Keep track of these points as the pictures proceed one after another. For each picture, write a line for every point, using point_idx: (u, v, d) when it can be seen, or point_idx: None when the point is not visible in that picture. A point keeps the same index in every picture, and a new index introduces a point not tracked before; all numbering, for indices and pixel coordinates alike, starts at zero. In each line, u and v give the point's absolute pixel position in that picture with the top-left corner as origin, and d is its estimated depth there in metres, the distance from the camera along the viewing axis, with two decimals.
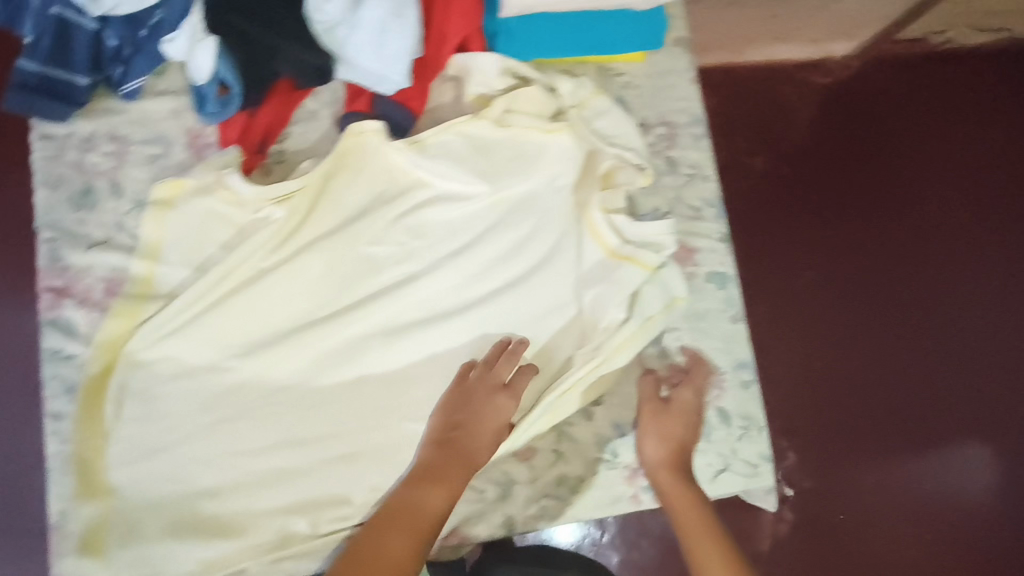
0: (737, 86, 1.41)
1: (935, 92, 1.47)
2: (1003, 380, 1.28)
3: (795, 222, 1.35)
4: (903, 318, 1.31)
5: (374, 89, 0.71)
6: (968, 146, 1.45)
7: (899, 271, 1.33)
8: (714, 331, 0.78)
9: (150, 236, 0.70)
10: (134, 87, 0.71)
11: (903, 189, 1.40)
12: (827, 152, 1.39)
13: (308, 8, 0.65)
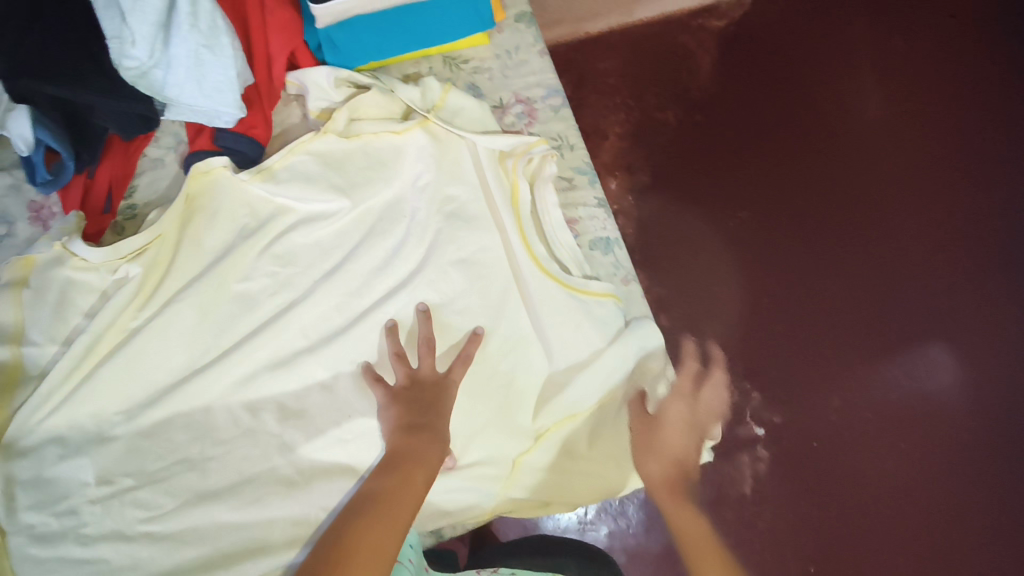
0: (634, 45, 1.40)
1: (830, 12, 1.48)
2: (949, 275, 1.29)
3: (718, 165, 1.34)
4: (840, 237, 1.31)
5: (212, 122, 0.70)
6: (874, 55, 1.45)
7: (827, 192, 1.34)
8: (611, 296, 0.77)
9: (6, 320, 0.66)
10: None
11: (817, 114, 1.40)
12: (735, 91, 1.39)
13: (115, 58, 0.62)
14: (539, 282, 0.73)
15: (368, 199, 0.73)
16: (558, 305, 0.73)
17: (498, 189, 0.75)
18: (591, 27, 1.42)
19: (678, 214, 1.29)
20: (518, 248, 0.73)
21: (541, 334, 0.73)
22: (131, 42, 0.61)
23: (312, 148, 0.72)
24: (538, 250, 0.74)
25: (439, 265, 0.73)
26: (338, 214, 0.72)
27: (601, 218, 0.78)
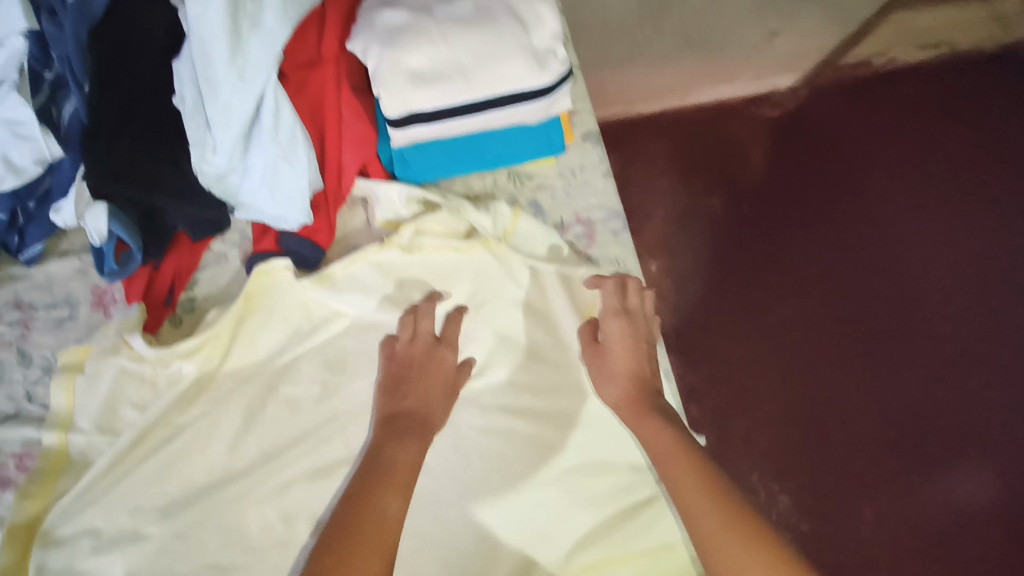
0: (686, 129, 1.36)
1: (886, 112, 1.44)
2: (990, 394, 1.24)
3: (762, 262, 1.30)
4: (882, 348, 1.26)
5: (277, 225, 0.70)
6: (927, 161, 1.42)
7: (871, 300, 1.29)
8: None
9: (60, 404, 0.68)
10: (34, 251, 0.69)
11: (865, 218, 1.36)
12: (785, 187, 1.34)
13: (195, 163, 0.64)
14: (605, 418, 0.74)
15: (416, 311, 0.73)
16: (621, 440, 0.73)
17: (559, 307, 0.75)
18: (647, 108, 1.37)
19: (719, 304, 1.24)
20: (590, 383, 0.74)
21: (580, 462, 0.73)
22: (213, 149, 0.63)
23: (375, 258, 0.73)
24: (613, 388, 0.74)
25: (488, 383, 0.73)
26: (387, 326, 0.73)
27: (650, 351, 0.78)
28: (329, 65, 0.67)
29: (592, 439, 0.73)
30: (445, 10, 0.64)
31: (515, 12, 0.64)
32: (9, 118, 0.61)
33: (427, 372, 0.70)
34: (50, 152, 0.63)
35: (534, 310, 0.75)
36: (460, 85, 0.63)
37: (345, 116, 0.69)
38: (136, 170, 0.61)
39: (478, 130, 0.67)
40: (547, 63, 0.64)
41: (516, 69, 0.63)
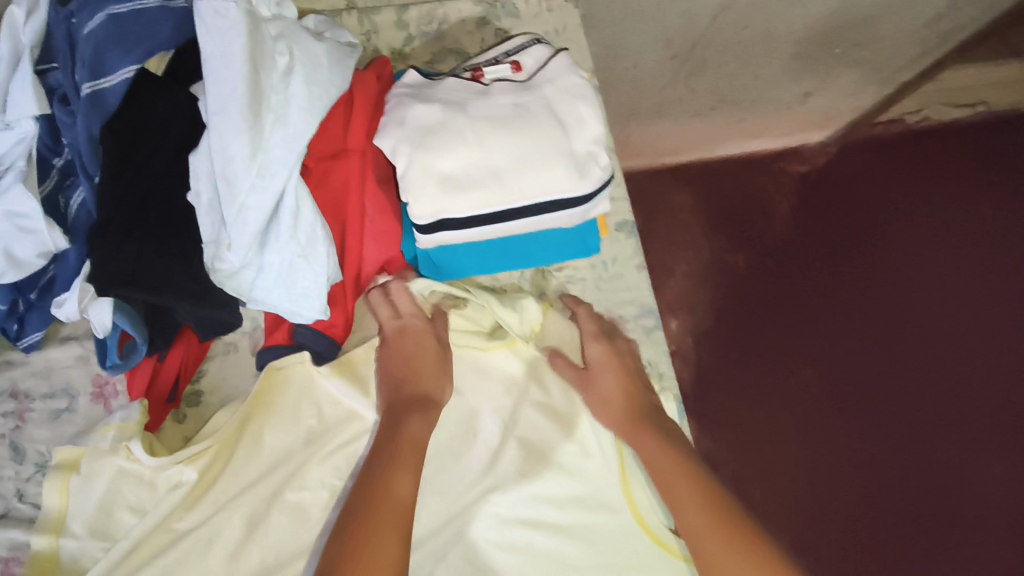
0: (712, 180, 1.52)
1: (919, 169, 1.61)
2: (970, 407, 1.45)
3: (795, 303, 1.49)
4: (912, 373, 1.47)
5: (291, 319, 0.66)
6: (913, 203, 1.60)
7: (895, 339, 1.49)
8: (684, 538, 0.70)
9: (52, 506, 0.63)
10: (34, 339, 0.65)
11: (888, 265, 1.55)
12: (810, 240, 1.53)
13: (208, 261, 0.60)
14: (638, 539, 0.68)
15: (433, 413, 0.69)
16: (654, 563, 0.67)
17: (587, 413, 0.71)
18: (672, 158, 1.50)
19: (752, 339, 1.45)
20: (618, 497, 0.69)
21: None
22: (228, 247, 0.59)
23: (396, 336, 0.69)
24: (641, 502, 0.69)
25: (509, 494, 0.68)
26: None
27: None
28: (355, 155, 0.64)
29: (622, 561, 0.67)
30: (480, 109, 0.61)
31: (555, 114, 0.62)
32: (13, 210, 0.58)
33: (411, 345, 0.66)
34: (53, 245, 0.59)
35: (559, 415, 0.71)
36: (493, 190, 0.59)
37: (369, 208, 0.65)
38: (144, 271, 0.57)
39: (510, 233, 0.63)
40: (585, 168, 0.61)
41: (554, 174, 0.59)
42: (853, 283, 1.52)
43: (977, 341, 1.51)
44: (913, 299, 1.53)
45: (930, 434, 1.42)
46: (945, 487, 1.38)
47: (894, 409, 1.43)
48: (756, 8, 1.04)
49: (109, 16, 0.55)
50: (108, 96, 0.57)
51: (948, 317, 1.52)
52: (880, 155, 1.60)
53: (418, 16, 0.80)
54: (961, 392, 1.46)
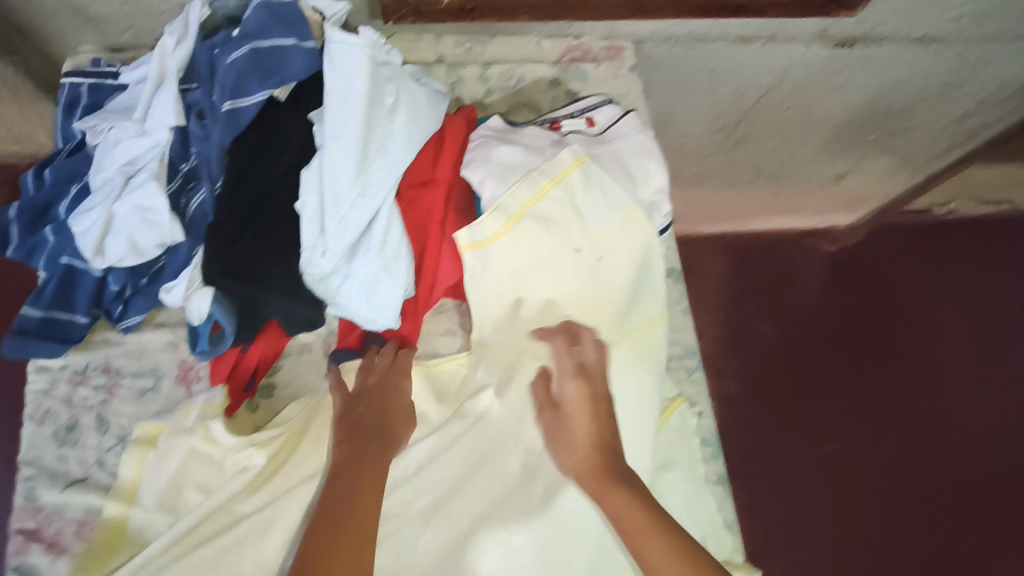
0: (744, 253, 1.65)
1: (942, 250, 1.72)
2: (981, 465, 1.53)
3: (818, 363, 1.58)
4: (925, 438, 1.55)
5: (364, 326, 0.72)
6: (933, 276, 1.69)
7: (909, 406, 1.57)
8: (720, 548, 0.73)
9: (130, 475, 0.68)
10: (133, 322, 0.72)
11: (907, 336, 1.64)
12: (834, 310, 1.63)
13: (303, 263, 0.67)
14: None
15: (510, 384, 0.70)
16: None
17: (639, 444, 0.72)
18: (708, 227, 1.65)
19: (777, 400, 1.53)
20: None
21: None
22: (321, 253, 0.66)
23: (477, 302, 0.69)
24: None
25: None
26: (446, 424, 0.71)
27: (712, 508, 0.74)
28: (440, 186, 0.71)
29: None
30: (559, 154, 0.67)
31: (625, 166, 0.69)
32: (141, 204, 0.66)
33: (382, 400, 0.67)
34: (170, 238, 0.66)
35: None
36: (574, 224, 0.66)
37: (447, 232, 0.72)
38: (249, 267, 0.65)
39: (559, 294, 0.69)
40: (649, 215, 0.68)
41: (623, 216, 0.67)
42: (884, 360, 1.61)
43: (993, 422, 1.58)
44: (938, 379, 1.61)
45: (951, 508, 1.48)
46: (968, 561, 1.43)
47: (916, 481, 1.50)
48: (798, 94, 1.14)
49: (252, 49, 0.65)
50: (243, 114, 0.64)
51: (971, 369, 1.63)
52: (907, 243, 1.71)
53: (499, 73, 0.90)
54: (982, 471, 1.53)
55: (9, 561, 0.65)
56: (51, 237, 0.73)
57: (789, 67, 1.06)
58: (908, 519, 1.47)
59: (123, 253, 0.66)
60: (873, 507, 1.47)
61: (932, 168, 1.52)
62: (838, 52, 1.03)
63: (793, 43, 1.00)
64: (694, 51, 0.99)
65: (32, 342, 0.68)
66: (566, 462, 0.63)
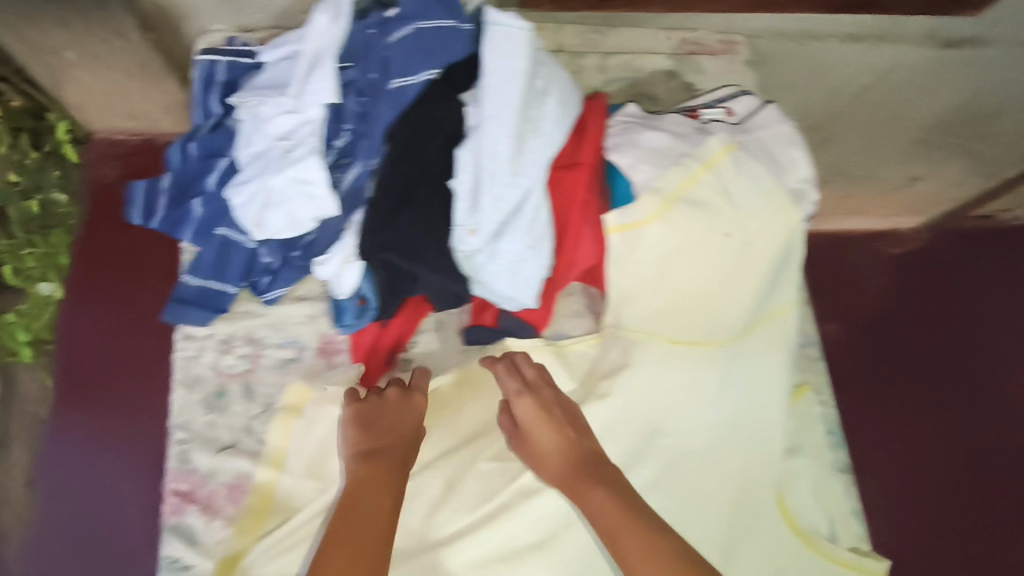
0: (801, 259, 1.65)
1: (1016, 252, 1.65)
2: None
3: (885, 367, 1.53)
4: (1003, 445, 1.48)
5: (502, 305, 0.74)
6: (1006, 277, 1.63)
7: (985, 411, 1.50)
8: (845, 533, 0.75)
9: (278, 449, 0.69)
10: (276, 294, 0.74)
11: (982, 339, 1.57)
12: (902, 313, 1.57)
13: (453, 241, 0.68)
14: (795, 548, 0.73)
15: (645, 363, 0.72)
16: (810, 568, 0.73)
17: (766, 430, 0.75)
18: None
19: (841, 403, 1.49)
20: (774, 512, 0.74)
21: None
22: (471, 231, 0.67)
23: (619, 284, 0.74)
24: (793, 509, 0.75)
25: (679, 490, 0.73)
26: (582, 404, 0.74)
27: (837, 493, 0.76)
28: (584, 168, 0.72)
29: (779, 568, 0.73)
30: (706, 140, 0.70)
31: (769, 155, 0.70)
32: (301, 177, 0.67)
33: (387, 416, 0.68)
34: (325, 211, 0.67)
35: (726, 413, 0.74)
36: (726, 207, 0.67)
37: (588, 214, 0.73)
38: (404, 242, 0.67)
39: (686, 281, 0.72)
40: (795, 202, 0.69)
41: (770, 201, 0.68)
42: (983, 358, 1.56)
43: None
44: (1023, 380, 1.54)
45: None
46: None
47: (999, 488, 1.43)
48: (893, 95, 1.15)
49: (415, 29, 0.67)
50: (409, 91, 0.67)
51: None
52: (977, 244, 1.66)
53: (619, 65, 0.92)
54: None
55: (166, 521, 0.68)
56: (200, 209, 0.76)
57: (892, 67, 1.07)
58: (993, 530, 1.38)
59: (284, 225, 0.68)
60: (977, 509, 1.40)
61: (1008, 173, 1.52)
62: (946, 53, 1.04)
63: (902, 43, 1.02)
64: (803, 48, 1.01)
65: (188, 310, 0.72)
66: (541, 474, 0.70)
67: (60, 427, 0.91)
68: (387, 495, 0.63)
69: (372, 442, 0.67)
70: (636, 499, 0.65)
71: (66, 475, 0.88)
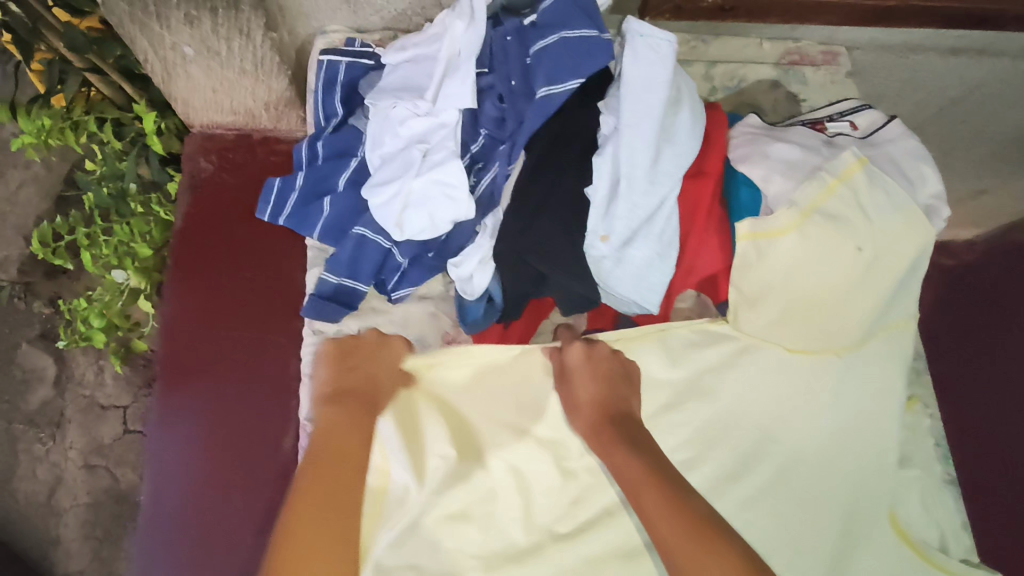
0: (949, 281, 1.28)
1: None
2: None
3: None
4: None
5: (622, 308, 0.77)
6: None
7: None
8: (956, 546, 0.76)
9: (395, 431, 0.70)
10: (404, 293, 0.77)
11: None
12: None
13: (585, 246, 0.70)
14: (911, 559, 0.74)
15: (756, 363, 0.76)
16: None
17: (880, 440, 0.76)
18: None
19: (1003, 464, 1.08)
20: (888, 522, 0.75)
21: None
22: (603, 237, 0.70)
23: (745, 288, 0.72)
24: (904, 520, 0.76)
25: (792, 498, 0.75)
26: (701, 412, 0.76)
27: (948, 505, 0.77)
28: (711, 177, 0.73)
29: None
30: (840, 154, 0.71)
31: (901, 169, 0.72)
32: (443, 180, 0.69)
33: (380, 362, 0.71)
34: (464, 214, 0.70)
35: (840, 422, 0.76)
36: (861, 221, 0.68)
37: (710, 221, 0.74)
38: (545, 246, 0.69)
39: (816, 290, 0.71)
40: (928, 218, 0.70)
41: (906, 217, 0.69)
42: None
43: None
44: None
45: None
46: None
47: None
48: (986, 109, 1.14)
49: (561, 38, 0.67)
50: (554, 100, 0.68)
51: None
52: None
53: (723, 73, 0.93)
54: None
55: None
56: (329, 209, 0.78)
57: (982, 82, 1.07)
58: None
59: (424, 226, 0.71)
60: None
61: None
62: None
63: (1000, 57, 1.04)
64: (901, 61, 1.03)
65: (324, 306, 0.75)
66: (575, 423, 0.70)
67: (181, 413, 0.88)
68: (355, 434, 0.64)
69: (353, 392, 0.67)
70: (665, 464, 0.64)
71: (183, 452, 0.87)
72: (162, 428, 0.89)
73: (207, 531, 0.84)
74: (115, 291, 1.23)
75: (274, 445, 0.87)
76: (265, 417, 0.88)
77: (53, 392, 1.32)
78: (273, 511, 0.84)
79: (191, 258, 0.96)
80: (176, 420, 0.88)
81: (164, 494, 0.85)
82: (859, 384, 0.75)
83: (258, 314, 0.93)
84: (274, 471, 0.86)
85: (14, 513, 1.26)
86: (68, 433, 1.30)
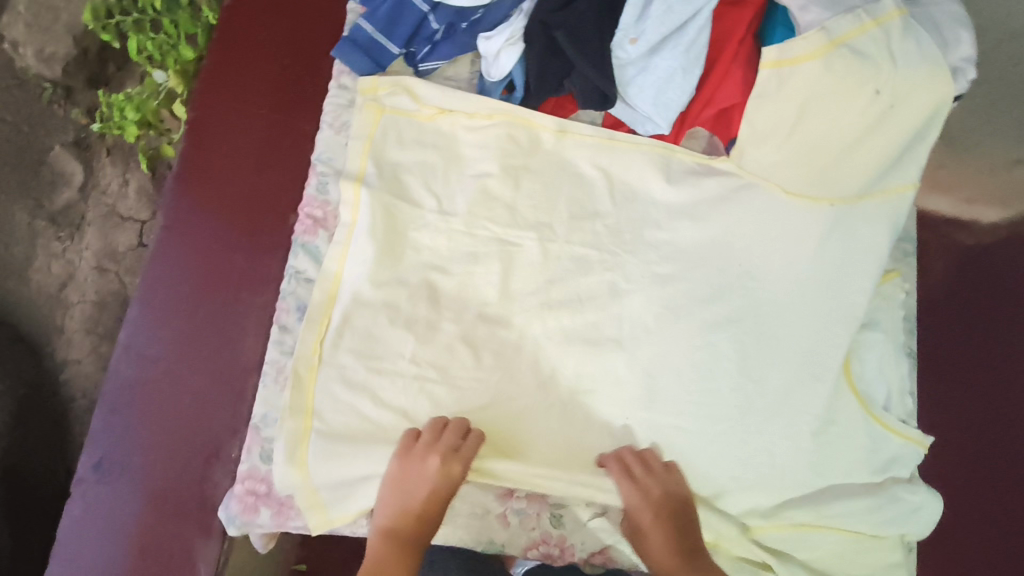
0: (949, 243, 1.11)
1: None
2: None
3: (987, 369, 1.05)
4: None
5: (634, 126, 0.80)
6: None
7: None
8: (898, 407, 0.81)
9: (422, 185, 0.78)
10: (430, 67, 0.80)
11: None
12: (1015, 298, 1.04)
13: (613, 44, 0.73)
14: (852, 408, 0.78)
15: (752, 200, 0.78)
16: (856, 435, 0.77)
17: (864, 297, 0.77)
18: None
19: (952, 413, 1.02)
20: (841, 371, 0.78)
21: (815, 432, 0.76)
22: (633, 39, 0.72)
23: (753, 122, 0.75)
24: (855, 374, 0.80)
25: (760, 337, 0.78)
26: (681, 236, 0.80)
27: (901, 371, 0.81)
28: (749, 8, 0.75)
29: (829, 422, 0.77)
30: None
31: (938, 28, 0.73)
32: None
33: (415, 477, 0.70)
34: None
35: (822, 269, 0.77)
36: (885, 63, 0.70)
37: (738, 54, 0.76)
38: (577, 25, 0.72)
39: (823, 134, 0.73)
40: (952, 76, 0.72)
41: (930, 69, 0.70)
42: None
43: None
44: None
45: None
46: None
47: None
48: None
49: None
50: None
51: None
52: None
53: None
54: None
55: (300, 238, 0.79)
56: None
57: None
58: None
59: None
60: None
61: None
62: None
63: None
64: None
65: (354, 57, 0.78)
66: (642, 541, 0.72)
67: (196, 174, 0.89)
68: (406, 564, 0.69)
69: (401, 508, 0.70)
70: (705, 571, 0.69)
71: (190, 209, 0.88)
72: (175, 184, 0.89)
73: (202, 284, 0.85)
74: (151, 90, 1.21)
75: (279, 225, 0.87)
76: (277, 198, 0.88)
77: (76, 195, 1.27)
78: (267, 284, 0.85)
79: (231, 31, 0.95)
80: (191, 179, 0.89)
81: (169, 243, 0.86)
82: (848, 240, 0.77)
83: (286, 100, 0.93)
84: (275, 249, 0.86)
85: (29, 298, 1.24)
86: (86, 236, 1.27)
